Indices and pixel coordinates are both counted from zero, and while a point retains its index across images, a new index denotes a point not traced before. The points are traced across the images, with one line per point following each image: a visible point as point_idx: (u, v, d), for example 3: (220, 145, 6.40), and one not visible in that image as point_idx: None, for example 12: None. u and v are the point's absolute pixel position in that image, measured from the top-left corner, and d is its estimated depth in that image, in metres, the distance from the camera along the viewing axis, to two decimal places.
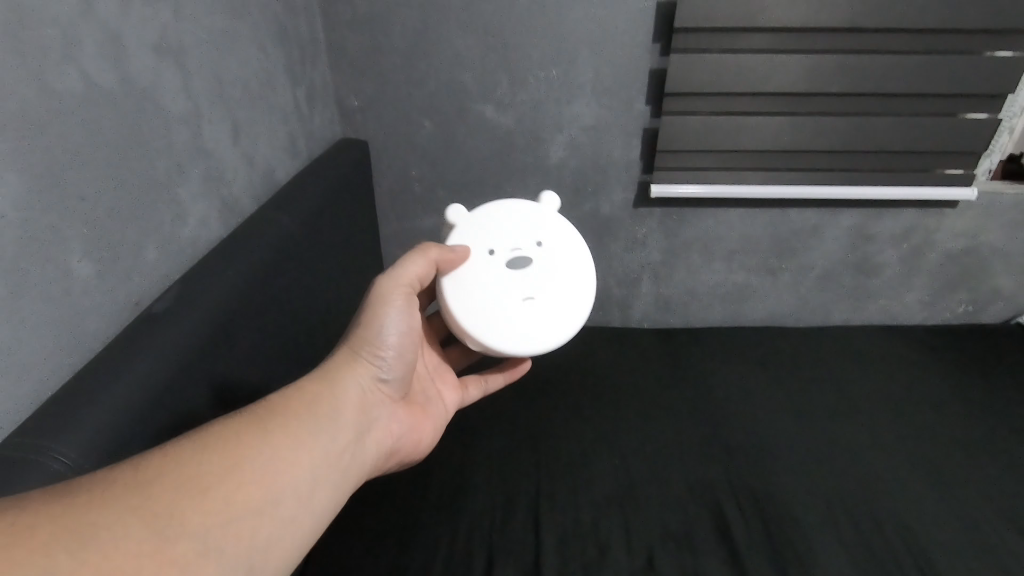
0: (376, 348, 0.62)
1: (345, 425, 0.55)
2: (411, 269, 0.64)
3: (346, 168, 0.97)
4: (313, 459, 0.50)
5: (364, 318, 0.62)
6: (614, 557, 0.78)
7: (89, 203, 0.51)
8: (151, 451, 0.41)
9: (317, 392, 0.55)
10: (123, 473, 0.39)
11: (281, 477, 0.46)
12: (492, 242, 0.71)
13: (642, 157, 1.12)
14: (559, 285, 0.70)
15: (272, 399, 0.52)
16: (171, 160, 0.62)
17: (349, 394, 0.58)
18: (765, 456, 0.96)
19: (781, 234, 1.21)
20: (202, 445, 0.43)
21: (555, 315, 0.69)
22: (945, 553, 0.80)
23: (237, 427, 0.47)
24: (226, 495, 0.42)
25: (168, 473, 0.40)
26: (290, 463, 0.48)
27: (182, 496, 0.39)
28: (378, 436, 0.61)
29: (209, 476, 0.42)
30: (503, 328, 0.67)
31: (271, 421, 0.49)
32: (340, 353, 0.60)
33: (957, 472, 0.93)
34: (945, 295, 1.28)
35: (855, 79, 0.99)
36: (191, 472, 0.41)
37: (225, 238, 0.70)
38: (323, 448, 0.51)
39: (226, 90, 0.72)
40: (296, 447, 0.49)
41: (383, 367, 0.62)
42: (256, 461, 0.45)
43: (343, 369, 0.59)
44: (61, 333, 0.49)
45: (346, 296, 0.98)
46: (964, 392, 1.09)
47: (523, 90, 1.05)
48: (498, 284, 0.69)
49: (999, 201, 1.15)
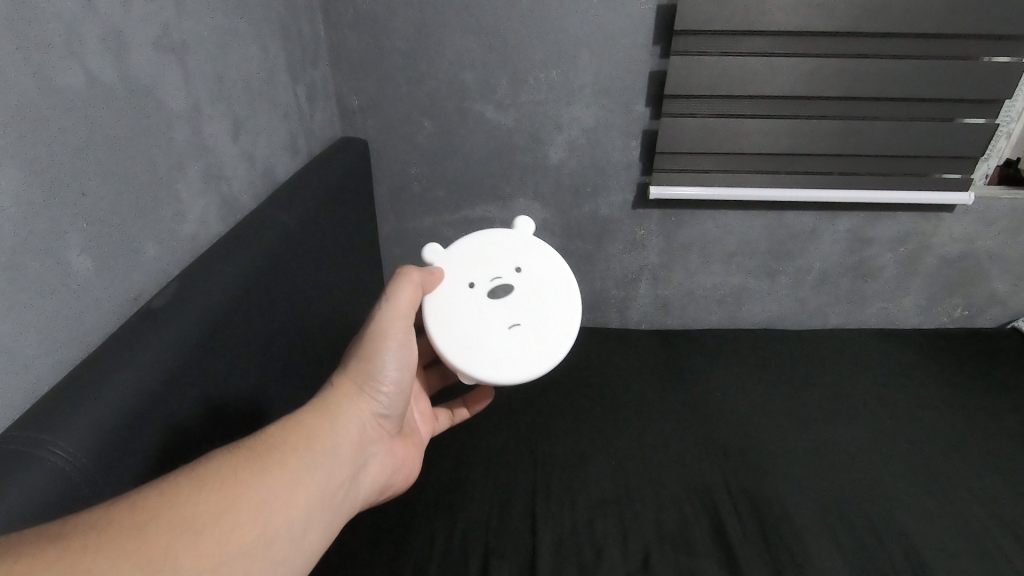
0: (379, 381, 0.60)
1: (343, 462, 0.53)
2: (404, 302, 0.63)
3: (345, 166, 0.97)
4: (310, 498, 0.47)
5: (367, 350, 0.60)
6: (611, 558, 0.79)
7: (89, 199, 0.51)
8: (150, 486, 0.39)
9: (317, 426, 0.53)
10: (119, 514, 0.37)
11: (276, 518, 0.43)
12: (471, 274, 0.72)
13: (641, 159, 1.12)
14: (540, 309, 0.70)
15: (271, 431, 0.49)
16: (170, 158, 0.62)
17: (350, 429, 0.55)
18: (762, 459, 0.96)
19: (779, 237, 1.21)
20: (200, 480, 0.41)
21: (543, 337, 0.69)
22: (939, 555, 0.80)
23: (234, 463, 0.44)
24: (217, 539, 0.39)
25: (165, 513, 0.38)
26: (286, 502, 0.45)
27: (177, 542, 0.37)
28: (371, 474, 0.59)
29: (205, 519, 0.39)
30: (493, 353, 0.68)
31: (269, 457, 0.46)
32: (342, 384, 0.58)
33: (951, 476, 0.93)
34: (941, 299, 1.29)
35: (854, 84, 0.99)
36: (186, 513, 0.39)
37: (224, 235, 0.70)
38: (320, 488, 0.49)
39: (227, 87, 0.72)
40: (291, 486, 0.46)
41: (382, 402, 0.60)
42: (253, 500, 0.43)
43: (346, 403, 0.57)
44: (60, 328, 0.49)
45: (344, 295, 0.98)
46: (960, 396, 1.10)
47: (524, 91, 1.06)
48: (480, 315, 0.70)
49: (996, 206, 1.16)
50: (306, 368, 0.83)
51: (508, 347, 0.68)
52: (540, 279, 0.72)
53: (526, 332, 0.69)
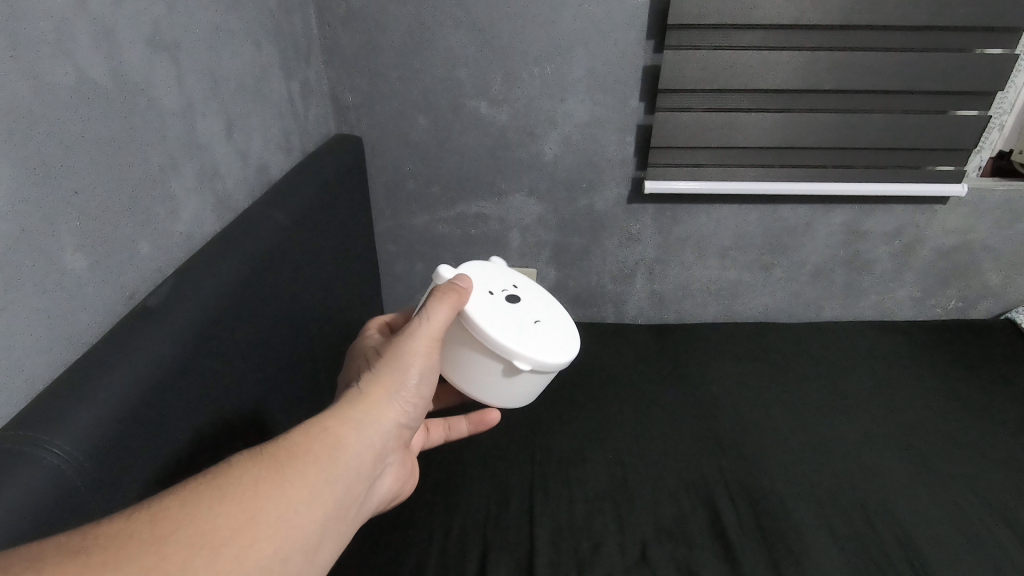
0: (405, 394, 0.56)
1: (365, 475, 0.49)
2: (435, 321, 0.58)
3: (339, 164, 0.97)
4: (330, 511, 0.44)
5: (394, 361, 0.57)
6: (608, 551, 0.79)
7: (81, 199, 0.51)
8: (169, 494, 0.37)
9: (341, 435, 0.49)
10: (140, 524, 0.35)
11: (298, 532, 0.41)
12: (484, 286, 0.67)
13: (635, 154, 1.12)
14: (550, 309, 0.70)
15: (295, 438, 0.46)
16: (164, 156, 0.62)
17: (375, 441, 0.51)
18: (758, 452, 0.97)
19: (774, 230, 1.21)
20: (219, 490, 0.39)
21: (562, 324, 0.67)
22: (934, 546, 0.81)
23: (256, 473, 0.41)
24: (237, 554, 0.36)
25: (184, 526, 0.35)
26: (308, 515, 0.42)
27: (195, 557, 0.34)
28: (389, 480, 0.56)
29: (225, 531, 0.37)
30: (534, 339, 0.63)
31: (291, 467, 0.43)
32: (370, 392, 0.54)
33: (946, 467, 0.94)
34: (935, 291, 1.29)
35: (848, 77, 0.99)
36: (206, 526, 0.36)
37: (218, 233, 0.70)
38: (341, 501, 0.45)
39: (220, 85, 0.72)
40: (314, 498, 0.43)
41: (407, 416, 0.56)
42: (274, 514, 0.40)
43: (372, 411, 0.53)
44: (54, 327, 0.49)
45: (339, 293, 0.98)
46: (954, 387, 1.11)
47: (518, 87, 1.06)
48: (508, 312, 0.65)
49: (989, 198, 1.16)
50: (302, 366, 0.83)
51: (546, 335, 0.64)
52: (539, 291, 0.72)
53: (550, 321, 0.67)
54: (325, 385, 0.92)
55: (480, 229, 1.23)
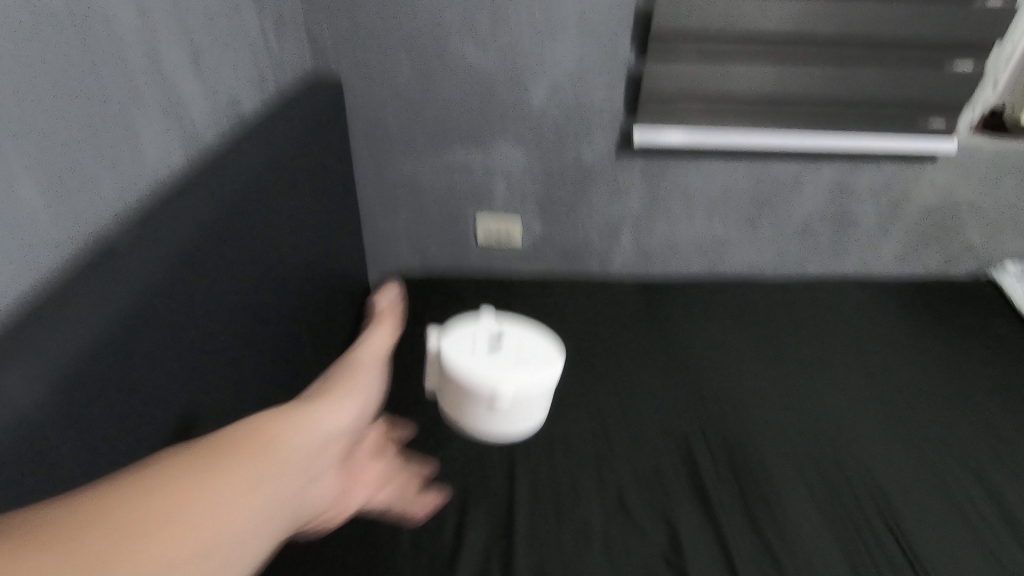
0: (370, 361, 0.57)
1: (352, 412, 0.48)
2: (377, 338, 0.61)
3: (318, 108, 0.94)
4: (319, 440, 0.43)
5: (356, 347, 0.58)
6: (587, 501, 0.81)
7: (24, 125, 0.47)
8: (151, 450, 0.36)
9: (318, 391, 0.49)
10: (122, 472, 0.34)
11: (292, 456, 0.40)
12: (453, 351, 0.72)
13: (625, 104, 1.10)
14: (517, 333, 0.75)
15: None
16: (118, 85, 0.58)
17: (356, 390, 0.51)
18: (737, 406, 0.98)
19: (763, 186, 1.20)
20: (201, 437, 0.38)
21: (534, 338, 0.74)
22: (900, 498, 0.84)
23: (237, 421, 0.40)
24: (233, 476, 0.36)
25: (171, 463, 0.35)
26: (297, 445, 0.41)
27: (187, 482, 0.34)
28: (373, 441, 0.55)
29: (152, 517, 0.31)
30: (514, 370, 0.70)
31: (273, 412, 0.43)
32: (339, 368, 0.54)
33: (917, 423, 0.96)
34: (920, 250, 1.30)
35: (842, 23, 0.97)
36: (195, 459, 0.36)
37: (189, 176, 0.67)
38: (330, 433, 0.45)
39: (185, 15, 0.69)
40: (300, 430, 0.42)
41: (378, 381, 0.57)
42: (263, 446, 0.39)
43: (344, 373, 0.53)
44: (12, 258, 0.47)
45: (320, 244, 0.96)
46: (932, 345, 1.13)
47: (504, 28, 1.02)
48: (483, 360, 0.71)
49: (980, 154, 1.16)
50: (282, 317, 0.82)
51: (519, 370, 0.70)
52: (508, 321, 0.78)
53: (522, 345, 0.73)
54: (306, 336, 0.91)
55: (466, 182, 1.21)
